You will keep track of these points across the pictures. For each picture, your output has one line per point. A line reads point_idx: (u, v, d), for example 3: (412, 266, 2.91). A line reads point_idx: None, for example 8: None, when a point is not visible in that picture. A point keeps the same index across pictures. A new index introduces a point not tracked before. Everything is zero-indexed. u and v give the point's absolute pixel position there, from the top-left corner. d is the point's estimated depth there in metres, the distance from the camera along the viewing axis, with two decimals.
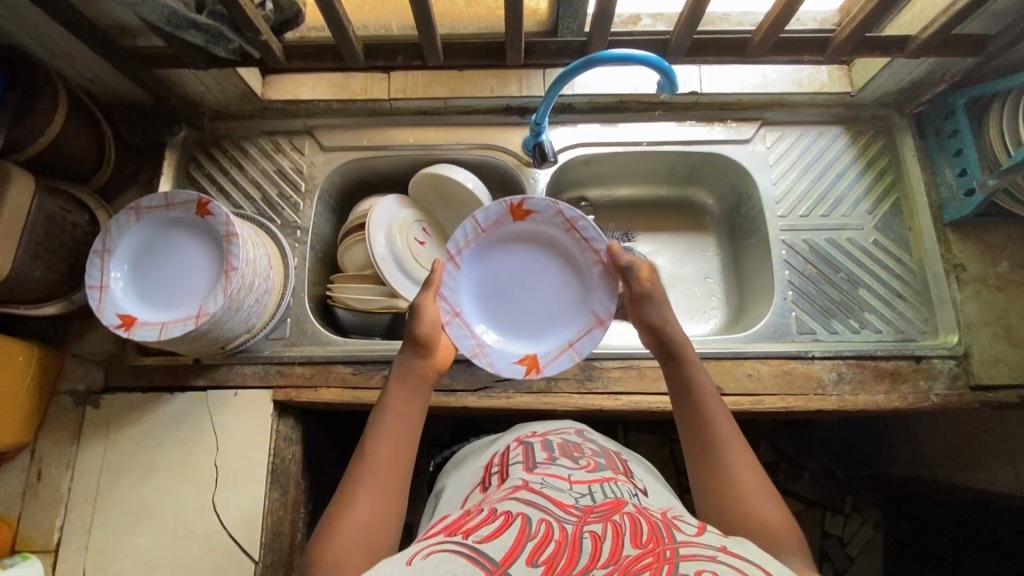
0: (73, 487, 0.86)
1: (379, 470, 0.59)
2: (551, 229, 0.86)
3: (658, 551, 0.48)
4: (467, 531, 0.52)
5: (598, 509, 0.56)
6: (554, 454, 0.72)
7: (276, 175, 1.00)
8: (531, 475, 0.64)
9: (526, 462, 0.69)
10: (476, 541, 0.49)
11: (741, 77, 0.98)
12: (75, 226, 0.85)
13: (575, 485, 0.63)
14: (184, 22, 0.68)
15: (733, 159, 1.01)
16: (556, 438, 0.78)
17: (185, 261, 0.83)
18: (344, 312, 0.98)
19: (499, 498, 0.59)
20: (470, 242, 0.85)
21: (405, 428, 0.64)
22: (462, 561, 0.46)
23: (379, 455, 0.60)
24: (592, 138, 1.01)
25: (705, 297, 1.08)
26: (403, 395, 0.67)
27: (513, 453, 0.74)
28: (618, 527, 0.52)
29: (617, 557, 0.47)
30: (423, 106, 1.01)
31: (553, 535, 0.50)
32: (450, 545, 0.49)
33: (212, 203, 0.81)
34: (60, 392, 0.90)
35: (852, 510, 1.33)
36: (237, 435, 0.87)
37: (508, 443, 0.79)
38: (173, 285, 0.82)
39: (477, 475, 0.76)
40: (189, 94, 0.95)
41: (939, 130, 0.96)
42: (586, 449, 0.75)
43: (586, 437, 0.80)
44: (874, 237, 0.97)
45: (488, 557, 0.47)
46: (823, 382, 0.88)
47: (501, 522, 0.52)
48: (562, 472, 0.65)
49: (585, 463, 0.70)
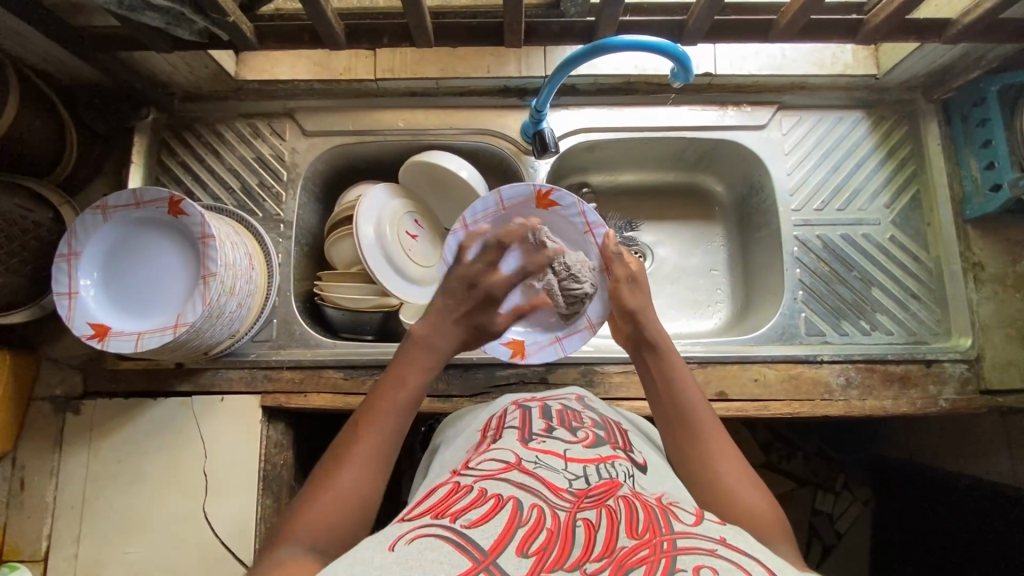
0: (58, 495, 0.83)
1: (367, 445, 0.58)
2: (569, 227, 0.83)
3: (654, 542, 0.42)
4: (453, 513, 0.46)
5: (592, 493, 0.50)
6: (553, 423, 0.65)
7: (256, 163, 0.93)
8: (525, 451, 0.57)
9: (523, 431, 0.61)
10: (463, 526, 0.44)
11: (758, 57, 0.91)
12: (38, 225, 0.79)
13: (571, 464, 0.56)
14: (139, 3, 0.61)
15: (746, 147, 0.94)
16: (555, 404, 0.70)
17: (168, 246, 0.78)
18: (334, 311, 0.92)
19: (483, 475, 0.52)
20: (487, 217, 0.81)
21: (401, 406, 0.62)
22: (448, 549, 0.41)
23: (371, 427, 0.59)
24: (596, 123, 0.93)
25: (710, 291, 1.04)
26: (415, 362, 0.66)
27: (509, 418, 0.66)
28: (613, 513, 0.46)
29: (612, 549, 0.42)
30: (413, 87, 0.93)
31: (546, 523, 0.45)
32: (436, 529, 0.44)
33: (185, 201, 0.75)
34: (37, 398, 0.86)
35: (843, 488, 1.26)
36: (225, 442, 0.84)
37: (504, 407, 0.71)
38: (143, 271, 0.77)
39: (469, 436, 0.68)
40: (155, 75, 0.87)
41: (967, 117, 0.90)
42: (586, 419, 0.67)
43: (587, 404, 0.72)
44: (891, 233, 0.92)
45: (476, 545, 0.41)
46: (831, 387, 0.86)
47: (490, 505, 0.46)
48: (558, 449, 0.58)
49: (583, 437, 0.62)
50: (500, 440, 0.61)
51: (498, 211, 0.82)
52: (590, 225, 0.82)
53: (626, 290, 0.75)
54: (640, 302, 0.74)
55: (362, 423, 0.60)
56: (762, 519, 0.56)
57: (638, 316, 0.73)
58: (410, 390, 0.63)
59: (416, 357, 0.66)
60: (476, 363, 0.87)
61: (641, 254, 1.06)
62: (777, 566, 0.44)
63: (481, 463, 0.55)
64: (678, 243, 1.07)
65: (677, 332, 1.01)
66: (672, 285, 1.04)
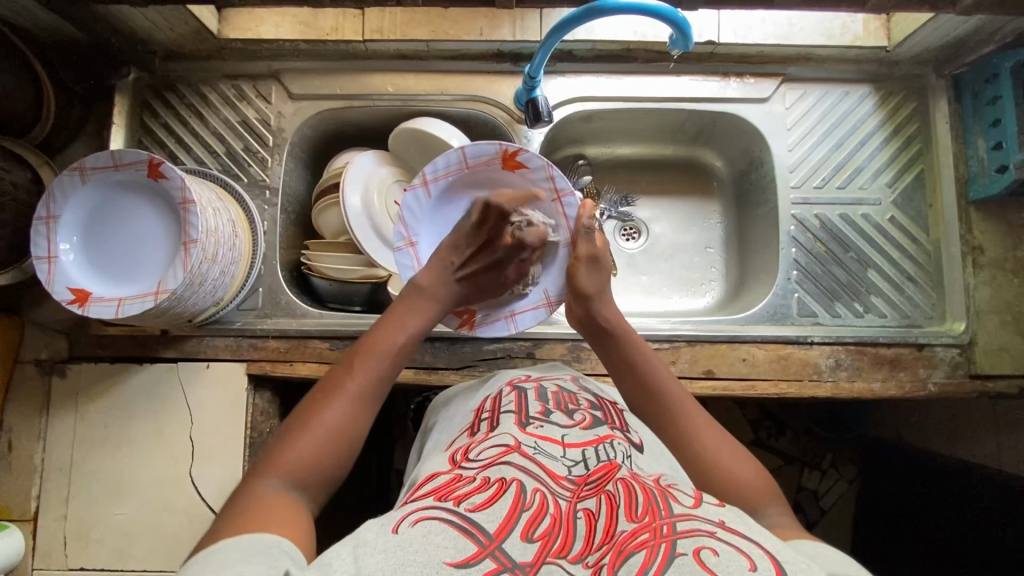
0: (46, 457, 0.84)
1: (356, 386, 0.59)
2: (534, 191, 0.79)
3: (654, 526, 0.40)
4: (458, 497, 0.46)
5: (592, 480, 0.49)
6: (549, 407, 0.63)
7: (240, 126, 0.90)
8: (524, 435, 0.56)
9: (520, 414, 0.60)
10: (468, 509, 0.44)
11: (763, 26, 0.87)
12: (15, 186, 0.77)
13: (569, 450, 0.55)
14: None
15: (748, 120, 0.91)
16: (551, 386, 0.68)
17: (150, 207, 0.76)
18: (321, 281, 0.91)
19: (485, 462, 0.52)
20: (448, 176, 0.79)
21: (394, 351, 0.64)
22: (452, 533, 0.41)
23: (362, 369, 0.61)
24: (593, 92, 0.90)
25: (704, 269, 1.02)
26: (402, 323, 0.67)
27: (505, 399, 0.64)
28: (612, 499, 0.44)
29: (611, 536, 0.41)
30: (403, 49, 0.89)
31: (549, 509, 0.45)
32: (440, 512, 0.44)
33: (164, 163, 0.72)
34: (23, 361, 0.86)
35: (830, 467, 1.28)
36: (210, 409, 0.84)
37: (499, 387, 0.69)
38: (121, 225, 0.76)
39: (464, 418, 0.66)
40: (134, 32, 0.83)
41: (979, 94, 0.86)
42: (583, 400, 0.65)
43: (583, 386, 0.70)
44: (891, 213, 0.90)
45: (481, 529, 0.42)
46: (820, 368, 0.85)
47: (495, 488, 0.47)
48: (555, 433, 0.57)
49: (580, 419, 0.61)
50: (496, 426, 0.59)
51: (460, 169, 0.79)
52: (558, 192, 0.78)
53: (585, 270, 0.75)
54: (598, 286, 0.75)
55: (352, 365, 0.61)
56: (754, 488, 0.57)
57: (592, 299, 0.74)
58: (405, 338, 0.66)
59: (414, 305, 0.69)
60: (462, 337, 0.86)
61: (635, 230, 1.04)
62: (780, 550, 0.40)
63: (481, 449, 0.55)
64: (674, 219, 1.05)
65: (669, 310, 1.00)
66: (666, 262, 1.02)
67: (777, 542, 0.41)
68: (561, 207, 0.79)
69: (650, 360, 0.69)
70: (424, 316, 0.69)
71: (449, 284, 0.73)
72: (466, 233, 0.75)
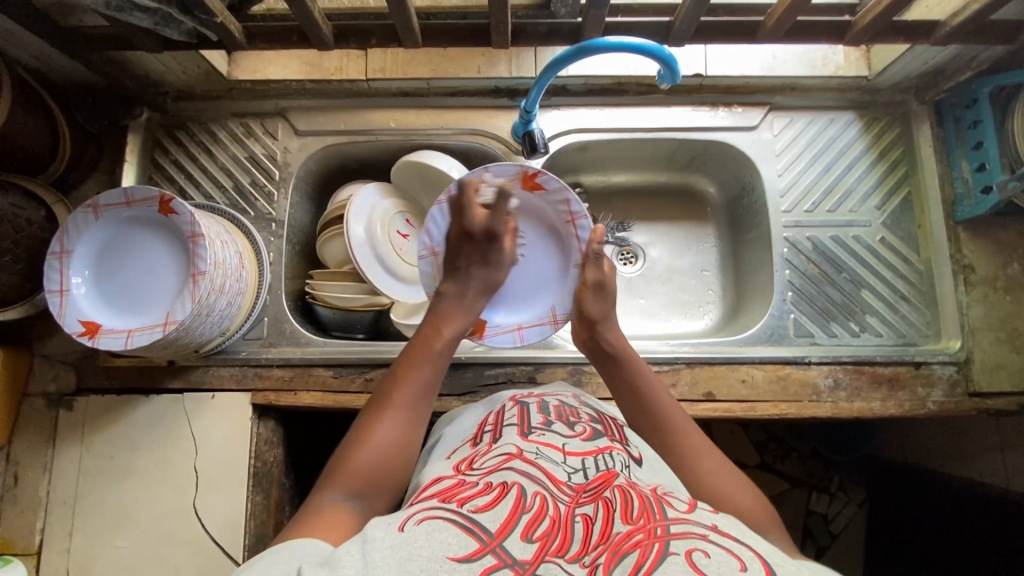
0: (51, 490, 0.84)
1: (406, 394, 0.59)
2: (552, 212, 0.82)
3: (649, 527, 0.42)
4: (461, 500, 0.46)
5: (590, 487, 0.50)
6: (551, 418, 0.63)
7: (248, 162, 0.94)
8: (526, 443, 0.56)
9: (521, 425, 0.60)
10: (470, 511, 0.44)
11: (749, 58, 0.90)
12: (30, 223, 0.80)
13: (569, 456, 0.55)
14: (127, 4, 0.62)
15: (738, 147, 0.94)
16: (553, 399, 0.68)
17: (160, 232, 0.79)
18: (324, 310, 0.92)
19: (488, 470, 0.51)
20: None
21: (436, 357, 0.63)
22: (456, 532, 0.41)
23: (413, 376, 0.61)
24: (587, 124, 0.93)
25: (702, 291, 1.04)
26: (431, 332, 0.65)
27: (507, 413, 0.64)
28: (609, 504, 0.45)
29: (608, 536, 0.42)
30: (404, 87, 0.93)
31: (548, 511, 0.45)
32: (443, 512, 0.44)
33: (174, 200, 0.75)
34: (31, 394, 0.87)
35: (838, 489, 1.23)
36: (215, 438, 0.85)
37: (502, 403, 0.69)
38: (133, 255, 0.79)
39: (467, 429, 0.67)
40: (148, 74, 0.88)
41: (960, 118, 0.89)
42: (583, 413, 0.65)
43: (584, 401, 0.70)
44: (881, 235, 0.92)
45: (484, 527, 0.42)
46: (819, 389, 0.86)
47: (496, 492, 0.47)
48: (557, 440, 0.57)
49: (580, 430, 0.60)
50: (499, 437, 0.59)
51: None
52: (573, 215, 0.80)
53: (590, 297, 0.75)
54: (603, 310, 0.74)
55: (399, 375, 0.61)
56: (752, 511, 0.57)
57: (598, 323, 0.74)
58: (447, 343, 0.65)
59: (447, 313, 0.68)
60: (464, 362, 0.87)
61: (633, 254, 1.06)
62: (769, 553, 0.42)
63: (484, 459, 0.55)
64: (670, 243, 1.07)
65: (667, 332, 1.01)
66: (664, 285, 1.04)
67: (770, 547, 0.44)
68: (575, 230, 0.82)
69: (646, 376, 0.70)
70: (459, 320, 0.68)
71: (469, 285, 0.70)
72: (462, 234, 0.70)
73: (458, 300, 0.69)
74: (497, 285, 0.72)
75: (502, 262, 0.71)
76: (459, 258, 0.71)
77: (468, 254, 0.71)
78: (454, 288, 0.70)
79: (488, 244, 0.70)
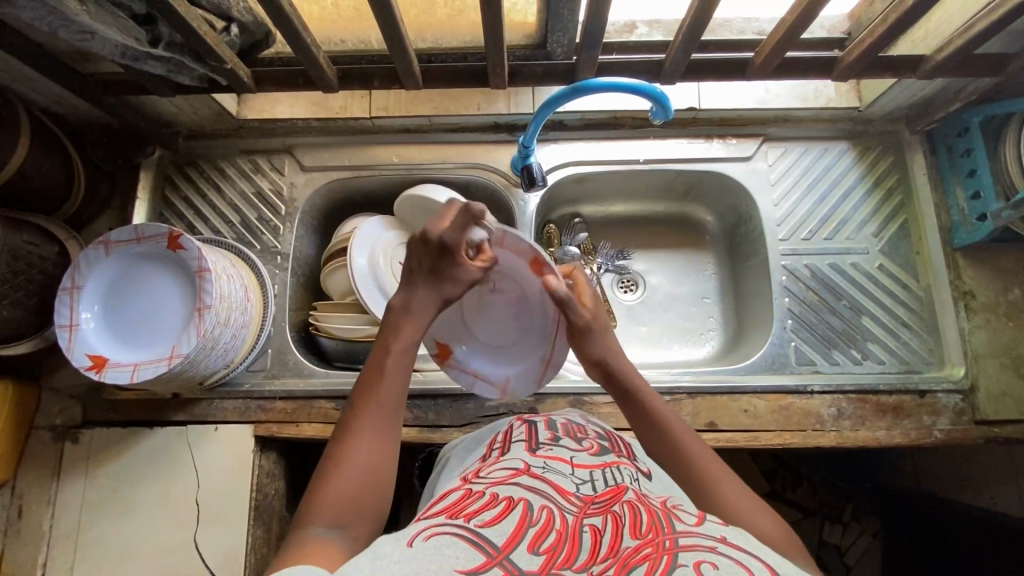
0: (55, 524, 0.85)
1: (370, 416, 0.53)
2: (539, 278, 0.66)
3: (657, 540, 0.41)
4: (467, 514, 0.45)
5: (598, 500, 0.49)
6: (558, 434, 0.63)
7: (255, 197, 0.96)
8: (533, 459, 0.56)
9: (529, 441, 0.60)
10: (477, 525, 0.43)
11: (742, 92, 0.93)
12: (44, 259, 0.82)
13: (577, 469, 0.54)
14: (141, 54, 0.66)
15: (733, 178, 0.96)
16: (560, 419, 0.68)
17: (168, 272, 0.81)
18: (328, 341, 0.93)
19: (494, 481, 0.51)
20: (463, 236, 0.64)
21: (398, 371, 0.56)
22: (463, 546, 0.40)
23: (374, 394, 0.54)
24: (583, 157, 0.96)
25: (703, 319, 1.04)
26: (388, 346, 0.57)
27: (515, 430, 0.64)
28: (618, 517, 0.45)
29: (616, 550, 0.41)
30: (407, 124, 0.96)
31: (555, 524, 0.44)
32: (450, 527, 0.43)
33: (183, 236, 0.77)
34: (39, 427, 0.88)
35: (851, 519, 1.18)
36: (217, 470, 0.85)
37: (510, 422, 0.69)
38: (136, 288, 0.81)
39: (476, 452, 0.66)
40: (161, 116, 0.91)
41: (951, 147, 0.90)
42: (591, 430, 0.65)
43: (590, 419, 0.70)
44: (879, 262, 0.93)
45: (489, 541, 0.41)
46: (822, 418, 0.85)
47: (502, 506, 0.46)
48: (564, 455, 0.57)
49: (588, 446, 0.60)
50: (506, 451, 0.59)
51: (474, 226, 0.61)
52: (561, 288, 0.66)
53: (584, 339, 0.65)
54: (607, 351, 0.65)
55: (361, 397, 0.54)
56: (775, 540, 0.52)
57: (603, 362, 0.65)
58: (404, 356, 0.57)
59: (405, 325, 0.57)
60: (465, 393, 0.88)
61: (633, 282, 1.07)
62: (779, 564, 0.42)
63: (490, 471, 0.54)
64: (670, 271, 1.08)
65: (669, 361, 1.01)
66: (665, 312, 1.05)
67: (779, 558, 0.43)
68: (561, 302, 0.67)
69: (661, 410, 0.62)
70: (420, 326, 0.58)
71: (416, 299, 0.58)
72: (417, 240, 0.59)
73: (404, 312, 0.58)
74: (449, 301, 0.60)
75: (458, 278, 0.59)
76: (406, 268, 0.59)
77: (418, 263, 0.59)
78: (399, 298, 0.59)
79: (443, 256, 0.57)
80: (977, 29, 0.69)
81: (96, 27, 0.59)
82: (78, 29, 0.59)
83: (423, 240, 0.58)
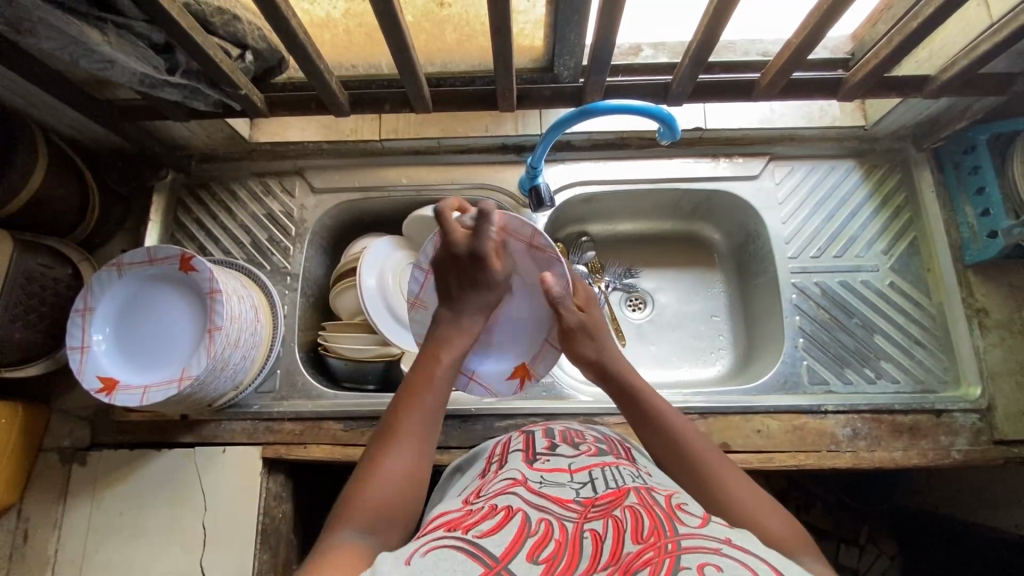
0: (61, 548, 0.84)
1: (413, 424, 0.53)
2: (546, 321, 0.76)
3: (659, 544, 0.39)
4: (466, 527, 0.44)
5: (599, 502, 0.48)
6: (556, 441, 0.62)
7: (266, 219, 0.97)
8: (531, 469, 0.55)
9: (527, 451, 0.59)
10: (476, 537, 0.42)
11: (748, 112, 0.93)
12: (57, 281, 0.83)
13: (576, 474, 0.53)
14: (158, 81, 0.67)
15: (741, 197, 0.96)
16: (558, 426, 0.67)
17: (183, 287, 0.81)
18: (337, 361, 0.93)
19: (492, 494, 0.50)
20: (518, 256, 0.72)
21: (438, 383, 0.57)
22: (461, 559, 0.39)
23: (417, 406, 0.55)
24: (590, 177, 0.97)
25: (712, 337, 1.04)
26: (432, 359, 0.59)
27: (513, 442, 0.64)
28: (619, 522, 0.43)
29: (618, 556, 0.39)
30: (416, 146, 0.97)
31: (554, 535, 0.43)
32: (449, 541, 0.41)
33: (195, 257, 0.78)
34: (46, 449, 0.88)
35: (868, 541, 1.13)
36: (225, 493, 0.84)
37: (509, 434, 0.68)
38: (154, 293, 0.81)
39: (477, 464, 0.65)
40: (175, 139, 0.92)
41: (959, 164, 0.90)
42: (590, 435, 0.64)
43: (593, 428, 0.69)
44: (890, 279, 0.92)
45: (488, 552, 0.40)
46: (837, 438, 0.84)
47: (500, 517, 0.45)
48: (563, 462, 0.56)
49: (586, 449, 0.60)
50: (504, 463, 0.58)
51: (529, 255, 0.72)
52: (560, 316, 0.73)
53: (580, 342, 0.69)
54: (598, 349, 0.68)
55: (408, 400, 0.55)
56: (785, 539, 0.49)
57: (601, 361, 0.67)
58: (448, 369, 0.59)
59: (449, 334, 0.62)
60: (475, 414, 0.87)
61: (641, 301, 1.07)
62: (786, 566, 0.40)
63: (490, 485, 0.53)
64: (678, 289, 1.07)
65: (679, 379, 1.00)
66: (674, 331, 1.04)
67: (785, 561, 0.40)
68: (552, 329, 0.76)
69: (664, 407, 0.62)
70: (463, 339, 0.62)
71: (461, 309, 0.64)
72: (444, 253, 0.66)
73: (451, 321, 0.63)
74: (492, 307, 0.66)
75: (492, 283, 0.66)
76: (445, 288, 0.66)
77: (456, 280, 0.66)
78: (445, 312, 0.64)
79: (475, 267, 0.65)
80: (982, 49, 0.70)
81: (116, 56, 0.61)
82: (98, 58, 0.61)
83: (451, 260, 0.66)
